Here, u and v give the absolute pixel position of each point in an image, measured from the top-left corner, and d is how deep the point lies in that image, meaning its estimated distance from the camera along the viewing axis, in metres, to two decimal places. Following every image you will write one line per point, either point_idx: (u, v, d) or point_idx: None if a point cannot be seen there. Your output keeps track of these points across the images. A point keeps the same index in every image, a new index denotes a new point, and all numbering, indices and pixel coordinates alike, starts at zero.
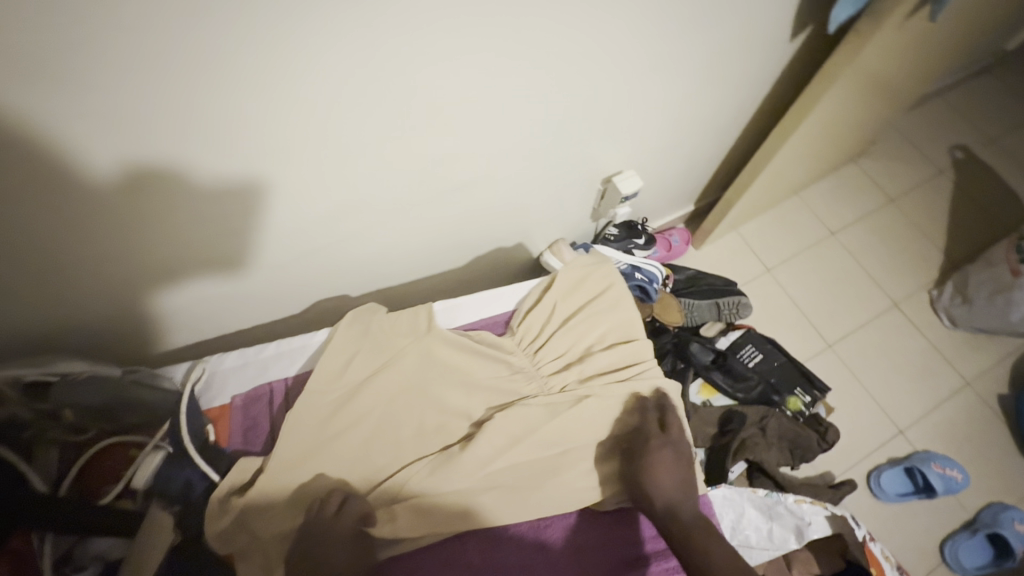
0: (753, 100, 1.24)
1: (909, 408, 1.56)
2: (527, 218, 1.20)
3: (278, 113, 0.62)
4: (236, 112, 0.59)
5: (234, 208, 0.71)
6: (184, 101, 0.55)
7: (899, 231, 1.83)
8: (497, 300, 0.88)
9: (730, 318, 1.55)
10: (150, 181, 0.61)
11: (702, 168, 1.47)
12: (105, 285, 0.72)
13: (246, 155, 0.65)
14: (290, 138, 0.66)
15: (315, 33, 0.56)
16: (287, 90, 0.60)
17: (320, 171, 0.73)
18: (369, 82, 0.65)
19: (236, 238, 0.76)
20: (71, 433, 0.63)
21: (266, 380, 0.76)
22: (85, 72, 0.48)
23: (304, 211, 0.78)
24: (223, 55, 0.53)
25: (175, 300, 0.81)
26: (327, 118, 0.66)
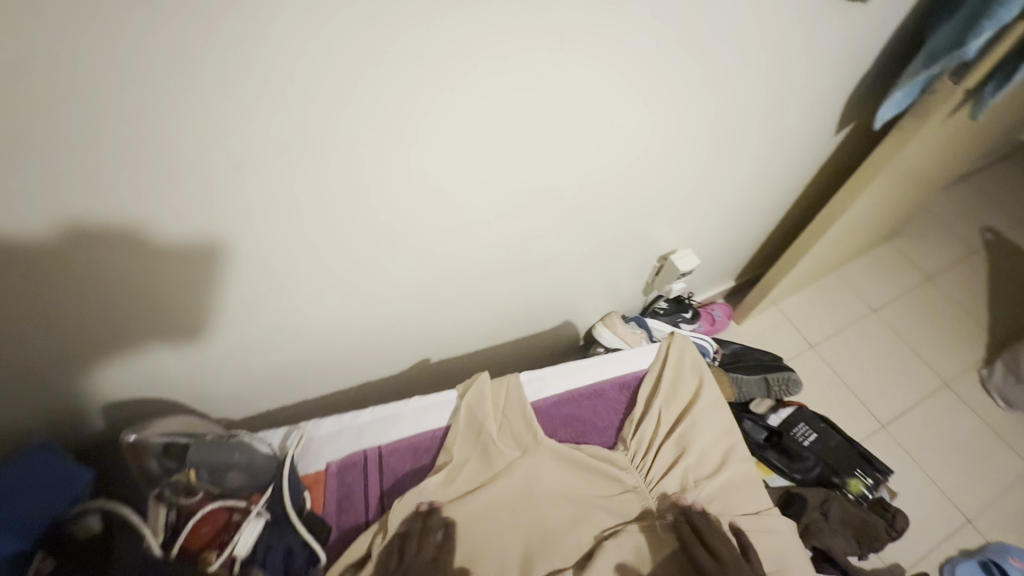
0: (796, 186, 1.33)
1: (975, 494, 1.49)
2: (585, 291, 1.26)
3: (268, 177, 0.59)
4: (226, 173, 0.56)
5: (200, 276, 0.65)
6: (165, 161, 0.52)
7: (940, 309, 1.85)
8: (583, 380, 0.86)
9: (781, 395, 1.55)
10: (109, 239, 0.56)
11: (746, 246, 1.54)
12: (60, 354, 0.66)
13: (231, 219, 0.61)
14: (319, 205, 0.65)
15: (390, 122, 0.60)
16: (290, 161, 0.58)
17: (403, 237, 0.78)
18: (420, 163, 0.68)
19: (214, 305, 0.71)
20: (181, 495, 0.65)
21: (359, 448, 0.77)
22: (58, 128, 0.45)
23: (323, 281, 0.78)
24: (218, 115, 0.51)
25: (157, 366, 0.75)
26: (406, 194, 0.71)
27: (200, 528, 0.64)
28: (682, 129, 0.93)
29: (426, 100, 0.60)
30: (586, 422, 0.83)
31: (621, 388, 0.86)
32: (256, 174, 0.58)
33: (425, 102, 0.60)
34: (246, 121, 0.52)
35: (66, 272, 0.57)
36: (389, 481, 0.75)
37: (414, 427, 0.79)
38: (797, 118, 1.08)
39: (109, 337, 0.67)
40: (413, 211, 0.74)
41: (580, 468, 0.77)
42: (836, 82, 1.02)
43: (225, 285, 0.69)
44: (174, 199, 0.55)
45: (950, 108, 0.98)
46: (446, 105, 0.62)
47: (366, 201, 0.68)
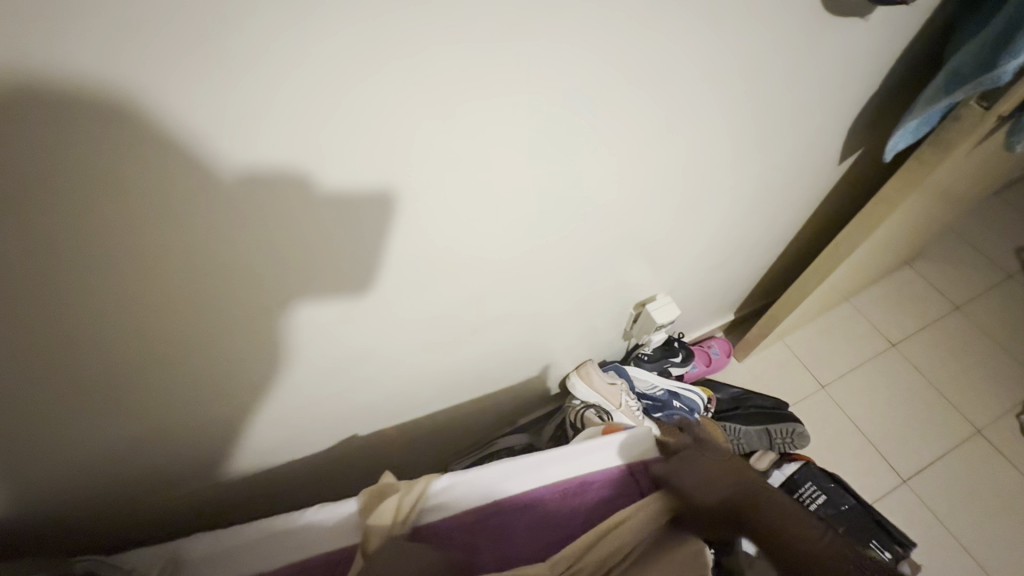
0: (796, 220, 1.16)
1: (1015, 566, 1.29)
2: (552, 345, 1.11)
3: (412, 142, 0.46)
4: (374, 131, 0.43)
5: (321, 254, 0.52)
6: (299, 113, 0.38)
7: (972, 343, 1.64)
8: (519, 476, 0.70)
9: (785, 449, 1.36)
10: (221, 209, 0.42)
11: (743, 282, 1.37)
12: (116, 371, 0.51)
13: (370, 182, 0.47)
14: (255, 266, 0.49)
15: (367, 167, 0.46)
16: (417, 132, 0.46)
17: (365, 303, 0.63)
18: (415, 191, 0.51)
19: (116, 388, 0.53)
20: None
21: (237, 572, 0.64)
22: (168, 58, 0.32)
23: (403, 288, 0.64)
24: (376, 55, 0.38)
25: (47, 461, 0.56)
26: (372, 255, 0.56)
27: None
28: (758, 114, 0.77)
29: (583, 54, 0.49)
30: (516, 544, 0.66)
31: (561, 495, 0.70)
32: (400, 136, 0.45)
33: (411, 143, 0.46)
34: (400, 68, 0.40)
35: (163, 248, 0.42)
36: None
37: (305, 547, 0.65)
38: (795, 150, 0.91)
39: (173, 351, 0.53)
40: (380, 272, 0.59)
41: None
42: (840, 107, 0.85)
43: (348, 268, 0.56)
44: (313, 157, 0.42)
45: (978, 137, 0.80)
46: (440, 146, 0.48)
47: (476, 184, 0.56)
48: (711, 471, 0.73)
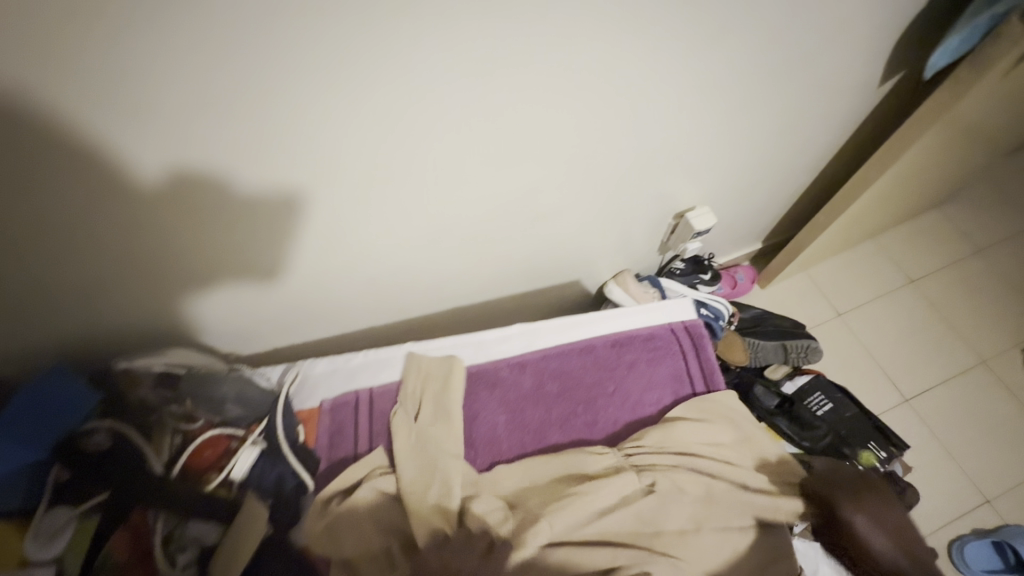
0: (835, 143, 1.24)
1: (999, 475, 1.43)
2: (592, 253, 1.24)
3: (304, 156, 0.63)
4: (272, 144, 0.59)
5: (236, 233, 0.68)
6: (204, 132, 0.55)
7: (987, 283, 1.72)
8: (576, 331, 0.84)
9: (798, 363, 1.49)
10: (218, 140, 0.56)
11: (775, 207, 1.46)
12: (183, 253, 0.68)
13: (285, 178, 0.64)
14: (304, 174, 0.65)
15: (369, 91, 0.59)
16: (331, 111, 0.59)
17: (394, 210, 0.78)
18: (406, 114, 0.64)
19: (217, 264, 0.72)
20: (184, 420, 0.70)
21: (353, 388, 0.80)
22: (119, 94, 0.49)
23: (388, 211, 0.78)
24: (265, 101, 0.55)
25: (168, 314, 0.77)
26: (389, 167, 0.70)
27: (201, 453, 0.69)
28: (696, 91, 0.87)
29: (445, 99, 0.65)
30: (575, 378, 0.80)
31: (613, 345, 0.83)
32: (292, 149, 0.61)
33: (400, 71, 0.59)
34: (286, 108, 0.57)
35: (104, 224, 0.60)
36: (377, 422, 0.76)
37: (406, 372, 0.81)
38: (839, 67, 0.98)
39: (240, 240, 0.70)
40: (402, 181, 0.74)
41: (564, 416, 0.77)
42: (886, 23, 0.92)
43: (268, 244, 0.72)
44: (219, 162, 0.59)
45: (1017, 56, 0.87)
46: (423, 76, 0.61)
47: (376, 187, 0.72)
48: (884, 523, 0.67)
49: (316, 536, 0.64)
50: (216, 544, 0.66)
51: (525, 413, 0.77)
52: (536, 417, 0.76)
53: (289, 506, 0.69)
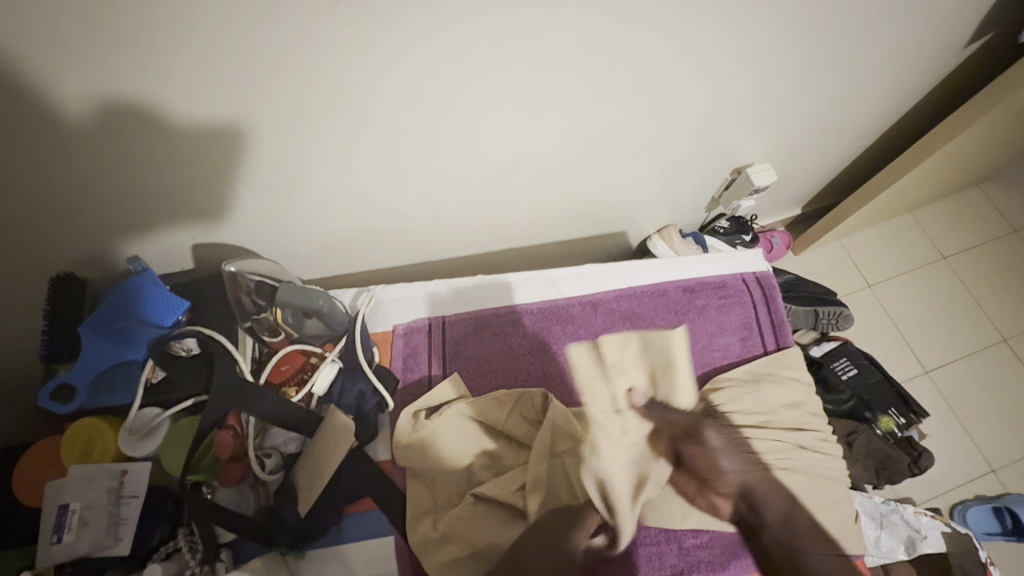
0: (901, 103, 1.21)
1: (1006, 447, 1.49)
2: (637, 205, 1.22)
3: (318, 84, 0.60)
4: (286, 69, 0.57)
5: (255, 160, 0.68)
6: (219, 53, 0.53)
7: (1020, 264, 1.72)
8: (646, 273, 0.84)
9: (827, 329, 1.51)
10: (206, 68, 0.54)
11: (826, 170, 1.44)
12: (200, 179, 0.67)
13: (274, 114, 0.62)
14: (292, 111, 0.62)
15: (347, 29, 0.55)
16: (309, 49, 0.56)
17: (387, 155, 0.75)
18: (386, 58, 0.60)
19: (231, 194, 0.71)
20: (268, 333, 0.70)
21: (425, 315, 0.80)
22: (87, 25, 0.47)
23: (386, 154, 0.75)
24: (281, 25, 0.52)
25: (188, 245, 0.77)
26: (377, 111, 0.67)
27: (281, 366, 0.70)
28: (723, 49, 0.82)
29: (466, 33, 0.60)
30: (646, 318, 0.81)
31: (684, 290, 0.83)
32: (306, 75, 0.58)
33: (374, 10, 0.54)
34: (300, 32, 0.53)
35: (125, 142, 0.59)
36: (451, 348, 0.78)
37: (477, 303, 0.81)
38: (931, 22, 0.95)
39: (252, 168, 0.69)
40: (390, 127, 0.70)
41: (635, 355, 0.78)
42: None
43: (284, 173, 0.71)
44: (236, 85, 0.57)
45: None
46: (396, 19, 0.55)
47: (392, 121, 0.69)
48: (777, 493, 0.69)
49: (404, 445, 0.69)
50: (296, 453, 0.69)
51: (598, 348, 0.79)
52: (608, 351, 0.78)
53: (367, 422, 0.71)
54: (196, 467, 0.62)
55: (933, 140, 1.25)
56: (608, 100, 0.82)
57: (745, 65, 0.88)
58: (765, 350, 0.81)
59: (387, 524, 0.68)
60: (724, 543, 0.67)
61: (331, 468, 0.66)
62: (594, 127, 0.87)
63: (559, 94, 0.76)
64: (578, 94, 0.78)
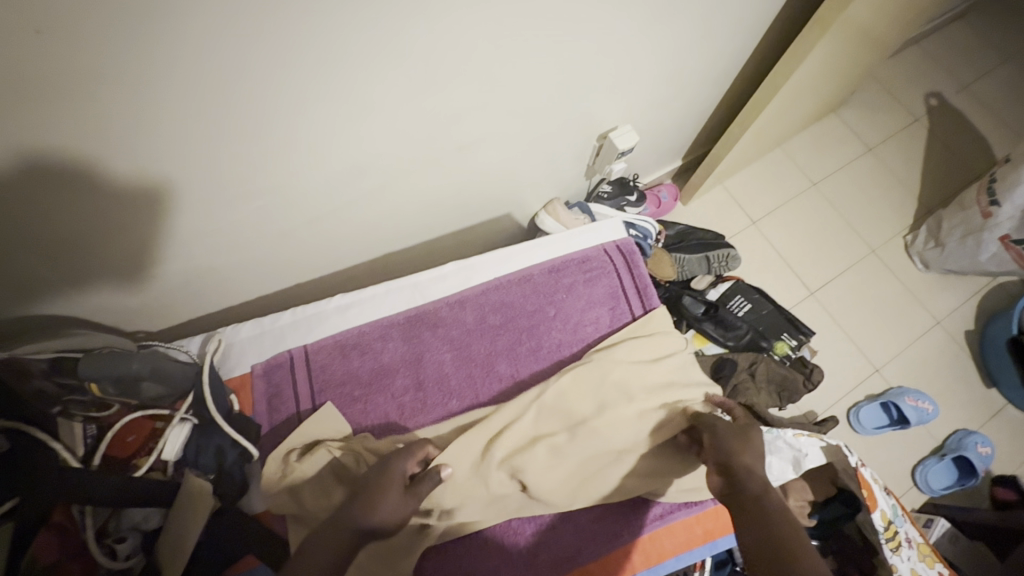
0: (744, 48, 1.26)
1: (886, 347, 1.65)
2: (519, 185, 1.20)
3: (155, 126, 0.54)
4: (108, 115, 0.50)
5: (117, 218, 0.61)
6: (52, 108, 0.47)
7: (877, 179, 1.89)
8: (512, 258, 0.84)
9: (720, 271, 1.58)
10: (24, 134, 0.47)
11: (692, 121, 1.49)
12: (43, 250, 0.60)
13: (120, 170, 0.56)
14: (141, 163, 0.57)
15: (187, 72, 0.50)
16: (147, 98, 0.50)
17: (257, 189, 0.70)
18: (239, 92, 0.55)
19: (80, 261, 0.64)
20: (93, 409, 0.63)
21: (284, 348, 0.75)
22: None
23: (258, 189, 0.70)
24: (86, 67, 0.45)
25: (25, 325, 0.68)
26: (238, 148, 0.62)
27: (125, 437, 0.64)
28: (583, 25, 0.82)
29: (307, 45, 0.55)
30: (516, 307, 0.80)
31: (550, 271, 0.84)
32: (134, 116, 0.51)
33: (211, 48, 0.49)
34: (113, 73, 0.47)
35: None
36: (318, 377, 0.74)
37: (340, 324, 0.77)
38: None
39: (104, 232, 0.62)
40: (255, 161, 0.65)
41: (510, 346, 0.78)
42: None
43: (147, 227, 0.65)
44: (51, 142, 0.49)
45: None
46: (240, 52, 0.51)
47: (252, 154, 0.64)
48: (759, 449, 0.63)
49: (274, 494, 0.65)
50: (159, 525, 0.64)
51: (470, 346, 0.78)
52: (481, 348, 0.77)
53: (234, 476, 0.67)
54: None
55: (776, 79, 1.33)
56: (487, 88, 0.81)
57: (606, 32, 0.88)
58: (634, 316, 0.83)
59: None
60: (618, 511, 0.71)
61: (196, 538, 0.61)
62: (464, 119, 0.84)
63: (423, 94, 0.73)
64: (446, 91, 0.75)
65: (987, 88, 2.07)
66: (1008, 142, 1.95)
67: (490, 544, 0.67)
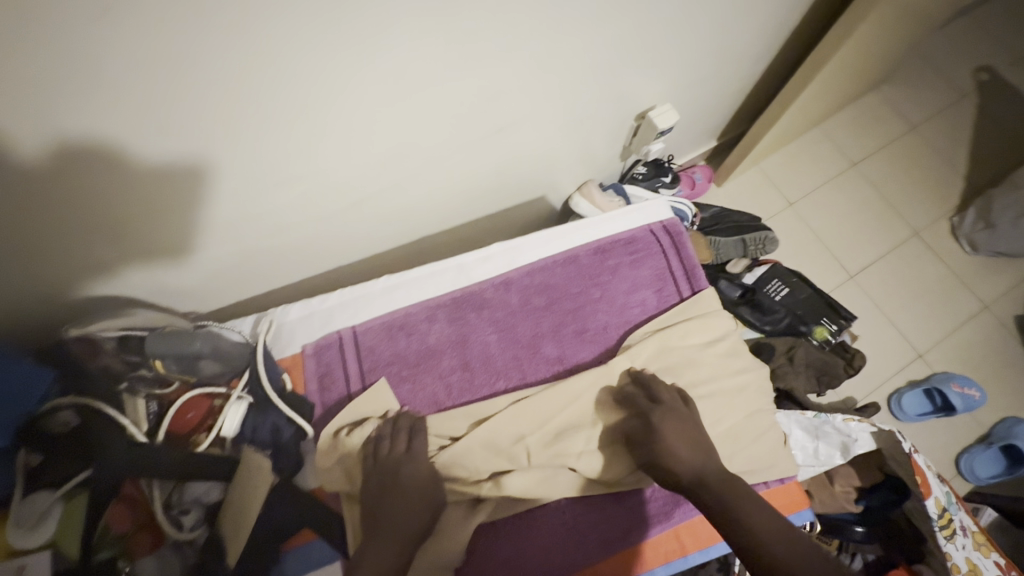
0: (788, 21, 1.21)
1: (930, 332, 1.59)
2: (554, 167, 1.19)
3: (216, 110, 0.55)
4: (166, 95, 0.51)
5: (173, 199, 0.63)
6: (120, 91, 0.48)
7: (922, 158, 1.81)
8: (555, 239, 0.83)
9: (757, 254, 1.54)
10: (91, 117, 0.49)
11: (730, 99, 1.45)
12: (105, 230, 0.61)
13: (178, 151, 0.57)
14: (196, 146, 0.58)
15: (244, 54, 0.51)
16: (207, 80, 0.51)
17: (303, 170, 0.70)
18: (291, 74, 0.56)
19: (138, 242, 0.66)
20: (156, 386, 0.64)
21: (333, 329, 0.76)
22: None
23: (305, 171, 0.71)
24: (129, 46, 0.45)
25: (86, 305, 0.70)
26: (287, 129, 0.62)
27: (185, 414, 0.65)
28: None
29: (342, 21, 0.53)
30: (561, 289, 0.80)
31: (594, 252, 0.83)
32: (190, 95, 0.52)
33: (268, 29, 0.50)
34: (154, 52, 0.46)
35: (14, 212, 0.53)
36: (366, 358, 0.75)
37: (387, 305, 0.78)
38: None
39: (161, 213, 0.63)
40: (301, 143, 0.66)
41: (556, 328, 0.77)
42: None
43: (200, 208, 0.66)
44: (99, 123, 0.50)
45: None
46: (294, 32, 0.52)
47: (298, 136, 0.64)
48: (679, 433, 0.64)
49: (327, 468, 0.67)
50: (220, 501, 0.64)
51: (517, 327, 0.77)
52: (528, 329, 0.77)
53: (290, 453, 0.68)
54: (100, 544, 0.56)
55: (821, 53, 1.27)
56: (527, 66, 0.79)
57: (645, 5, 0.85)
58: (681, 297, 0.81)
59: (331, 551, 0.66)
60: (669, 492, 0.71)
61: (256, 511, 0.63)
62: (502, 98, 0.83)
63: (464, 73, 0.72)
64: (486, 69, 0.74)
65: None
66: None
67: (540, 523, 0.67)
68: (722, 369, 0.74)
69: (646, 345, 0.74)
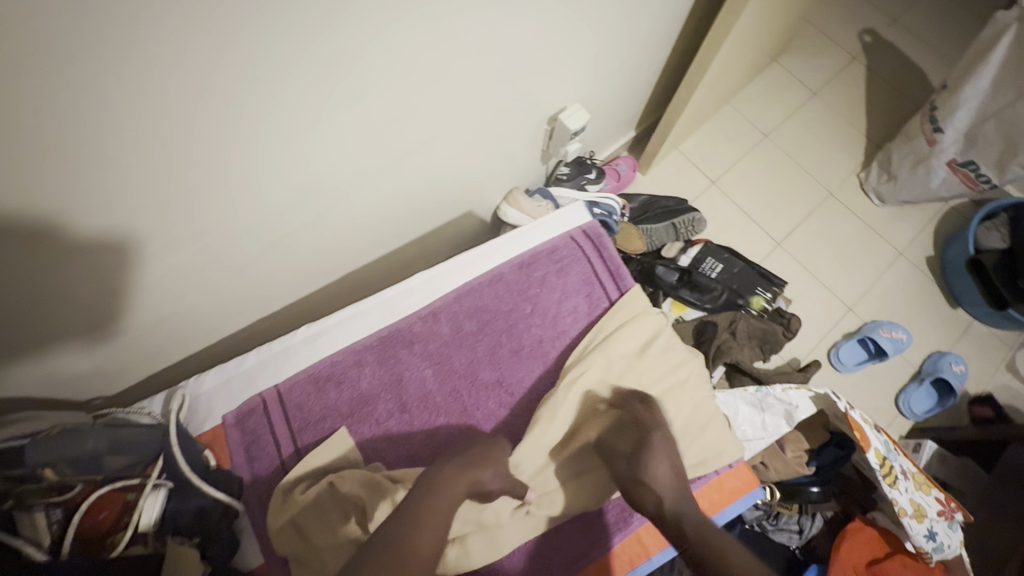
0: (680, 9, 1.24)
1: (856, 284, 1.69)
2: (476, 181, 1.17)
3: (91, 194, 0.50)
4: (28, 190, 0.45)
5: (59, 293, 0.57)
6: None
7: (825, 122, 1.92)
8: (480, 260, 0.82)
9: (688, 236, 1.59)
10: None
11: (640, 89, 1.48)
12: None
13: (54, 245, 0.52)
14: (74, 235, 0.52)
15: (110, 135, 0.46)
16: (71, 167, 0.46)
17: (207, 237, 0.65)
18: (171, 147, 0.51)
19: (16, 341, 0.59)
20: (54, 493, 0.56)
21: (255, 392, 0.72)
22: None
23: (209, 237, 0.66)
24: None
25: None
26: (178, 201, 0.58)
27: (95, 516, 0.58)
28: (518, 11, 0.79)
29: (214, 84, 0.49)
30: (491, 310, 0.78)
31: (520, 267, 0.81)
32: (56, 185, 0.47)
33: (133, 106, 0.46)
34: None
35: None
36: (295, 417, 0.70)
37: (310, 357, 0.74)
38: None
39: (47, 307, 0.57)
40: (198, 211, 0.61)
41: (490, 351, 0.76)
42: None
43: (92, 294, 0.60)
44: None
45: None
46: (162, 104, 0.47)
47: (194, 204, 0.60)
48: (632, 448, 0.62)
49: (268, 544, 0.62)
50: None
51: (451, 358, 0.75)
52: (462, 358, 0.75)
53: (219, 537, 0.63)
54: None
55: (714, 38, 1.32)
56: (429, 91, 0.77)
57: (539, 10, 0.84)
58: (611, 299, 0.82)
59: None
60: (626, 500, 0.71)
61: None
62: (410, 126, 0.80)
63: (363, 109, 0.68)
64: (385, 100, 0.71)
65: (916, 17, 2.12)
66: (943, 68, 2.01)
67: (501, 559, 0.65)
68: (659, 367, 0.74)
69: (582, 356, 0.73)
